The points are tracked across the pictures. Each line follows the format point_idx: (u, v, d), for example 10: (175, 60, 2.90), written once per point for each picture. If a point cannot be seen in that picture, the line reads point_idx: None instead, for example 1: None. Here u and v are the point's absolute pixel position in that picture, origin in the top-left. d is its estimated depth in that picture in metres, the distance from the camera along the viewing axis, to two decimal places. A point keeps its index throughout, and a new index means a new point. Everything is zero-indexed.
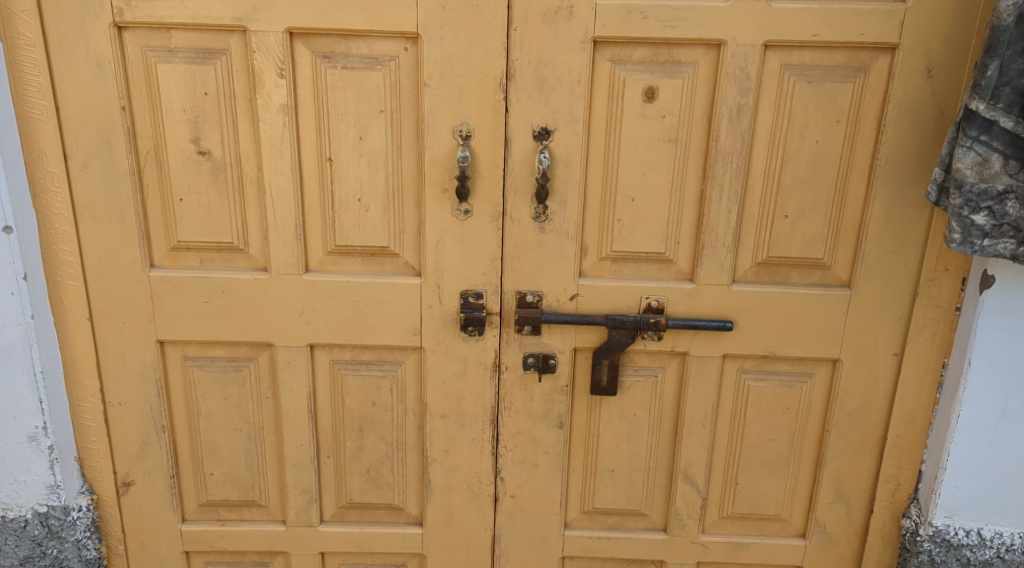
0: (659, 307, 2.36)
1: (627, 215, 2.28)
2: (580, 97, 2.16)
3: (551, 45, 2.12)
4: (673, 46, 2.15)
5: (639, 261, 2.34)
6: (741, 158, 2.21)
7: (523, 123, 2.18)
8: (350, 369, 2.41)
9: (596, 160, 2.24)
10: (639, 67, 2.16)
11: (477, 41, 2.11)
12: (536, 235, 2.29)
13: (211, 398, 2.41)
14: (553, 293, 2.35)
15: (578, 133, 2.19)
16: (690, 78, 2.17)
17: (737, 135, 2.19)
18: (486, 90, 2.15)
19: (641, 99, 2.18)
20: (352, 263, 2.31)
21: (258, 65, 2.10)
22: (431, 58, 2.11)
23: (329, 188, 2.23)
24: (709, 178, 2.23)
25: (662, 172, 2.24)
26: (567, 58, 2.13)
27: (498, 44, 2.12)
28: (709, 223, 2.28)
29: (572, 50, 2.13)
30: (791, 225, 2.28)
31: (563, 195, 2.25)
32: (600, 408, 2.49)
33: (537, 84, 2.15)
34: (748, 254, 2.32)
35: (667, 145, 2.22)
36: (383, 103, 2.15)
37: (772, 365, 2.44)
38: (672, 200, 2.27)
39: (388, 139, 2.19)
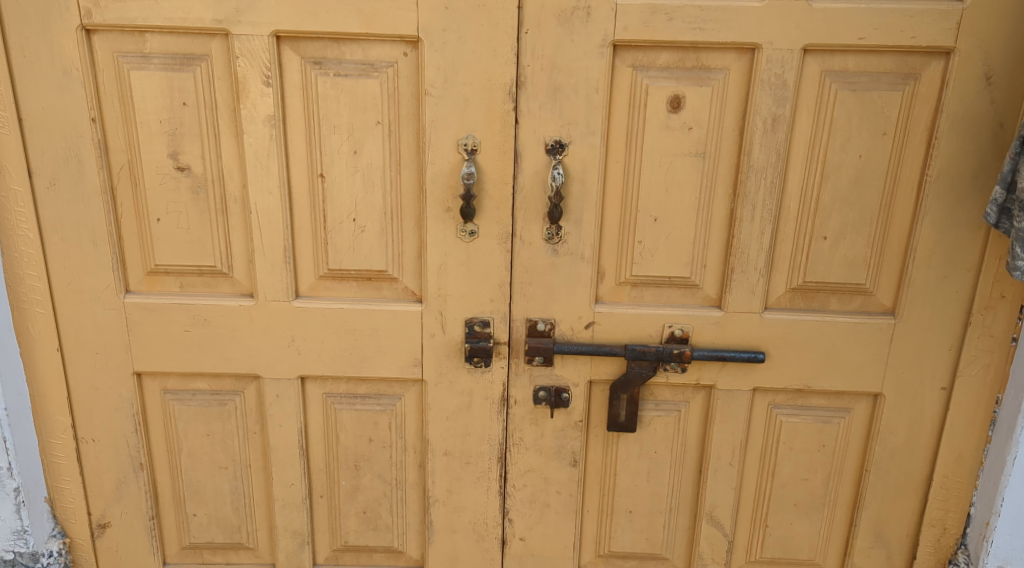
0: (683, 336, 2.16)
1: (649, 236, 2.08)
2: (599, 106, 1.95)
3: (566, 50, 1.92)
4: (702, 50, 1.94)
5: (661, 287, 2.14)
6: (776, 174, 2.00)
7: (535, 135, 1.97)
8: (345, 403, 2.22)
9: (615, 175, 2.03)
10: (664, 74, 1.95)
11: (484, 44, 1.90)
12: (549, 258, 2.09)
13: (193, 434, 2.22)
14: (567, 321, 2.15)
15: (597, 147, 1.98)
16: (720, 86, 1.95)
17: (772, 149, 1.98)
18: (494, 99, 1.94)
19: (666, 109, 1.96)
20: (347, 288, 2.11)
21: (241, 72, 1.90)
22: (434, 64, 1.91)
23: (321, 207, 2.02)
24: (740, 196, 2.02)
25: (689, 190, 2.03)
26: (584, 64, 1.93)
27: (508, 49, 1.91)
28: (739, 245, 2.07)
29: (590, 56, 1.92)
30: (830, 247, 2.07)
31: (578, 215, 2.05)
32: (617, 445, 2.28)
33: (550, 93, 1.94)
34: (782, 278, 2.11)
35: (694, 160, 2.00)
36: (381, 114, 1.95)
37: (806, 399, 2.23)
38: (699, 220, 2.06)
39: (386, 153, 1.98)
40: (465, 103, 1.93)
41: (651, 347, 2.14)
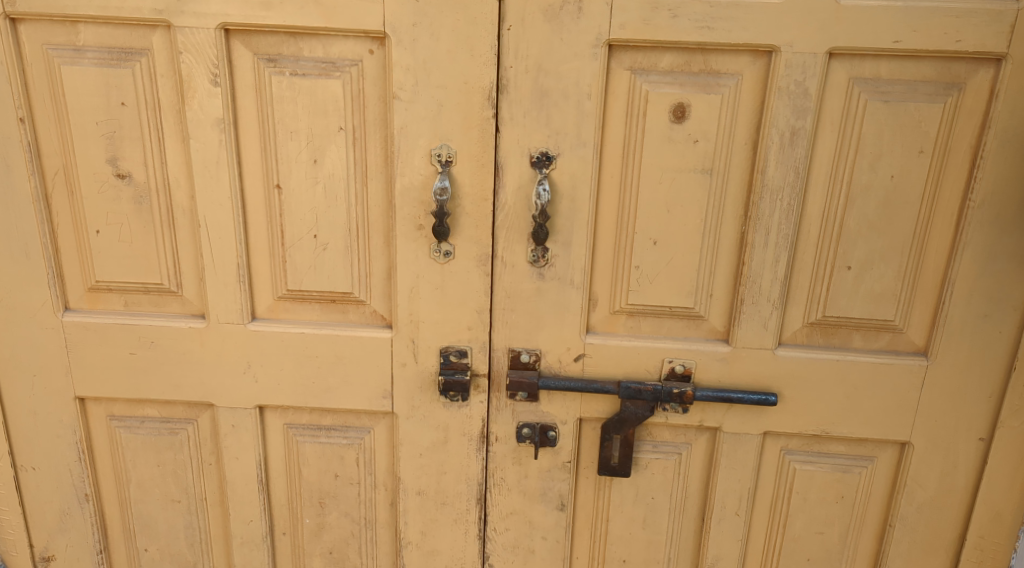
0: (685, 373, 1.91)
1: (647, 260, 1.83)
2: (590, 114, 1.71)
3: (554, 49, 1.68)
4: (711, 52, 1.69)
5: (661, 317, 1.90)
6: (794, 195, 1.75)
7: (517, 145, 1.73)
8: (308, 436, 2.01)
9: (609, 192, 1.79)
10: (667, 78, 1.70)
11: (460, 42, 1.67)
12: (534, 283, 1.86)
13: (142, 464, 2.02)
14: (554, 352, 1.92)
15: (588, 160, 1.74)
16: (731, 93, 1.70)
17: (789, 166, 1.73)
18: (471, 105, 1.70)
19: (668, 118, 1.72)
20: (308, 311, 1.90)
21: (185, 69, 1.68)
22: (403, 64, 1.68)
23: (278, 221, 1.80)
24: (752, 219, 1.77)
25: (694, 210, 1.79)
26: (574, 66, 1.68)
27: (487, 47, 1.67)
28: (750, 274, 1.82)
29: (581, 57, 1.68)
30: (855, 278, 1.81)
31: (567, 235, 1.81)
32: (610, 489, 2.05)
33: (535, 99, 1.70)
34: (798, 311, 1.86)
35: (700, 177, 1.76)
36: (344, 119, 1.72)
37: (824, 446, 1.98)
38: (704, 244, 1.82)
39: (350, 162, 1.76)
40: (438, 109, 1.70)
41: (648, 384, 1.90)
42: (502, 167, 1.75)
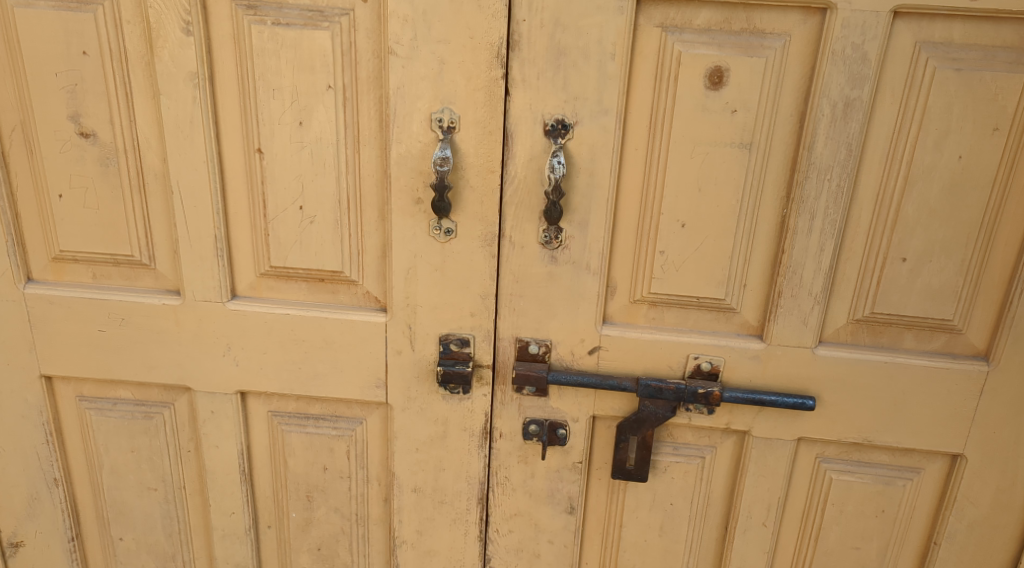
0: (712, 371, 1.71)
1: (674, 244, 1.63)
2: (613, 77, 1.49)
3: (574, 1, 1.46)
4: (755, 8, 1.46)
5: (688, 308, 1.70)
6: (845, 176, 1.52)
7: (530, 111, 1.52)
8: (294, 426, 1.84)
9: (631, 166, 1.58)
10: (704, 38, 1.48)
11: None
12: (545, 266, 1.66)
13: (116, 449, 1.87)
14: (567, 344, 1.73)
15: (609, 130, 1.53)
16: (777, 56, 1.47)
17: (840, 142, 1.50)
18: (477, 63, 1.49)
19: (703, 84, 1.50)
20: (295, 290, 1.71)
21: (153, 16, 1.49)
22: (400, 15, 1.46)
23: (260, 190, 1.61)
24: (795, 201, 1.56)
25: (728, 189, 1.57)
26: (596, 21, 1.47)
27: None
28: (790, 263, 1.61)
29: (604, 11, 1.46)
30: (910, 272, 1.59)
31: (583, 214, 1.61)
32: (625, 492, 1.86)
33: (551, 58, 1.49)
34: (843, 306, 1.65)
35: (737, 152, 1.54)
36: (332, 77, 1.52)
37: (864, 455, 1.78)
38: (739, 228, 1.60)
39: (340, 126, 1.55)
40: (439, 68, 1.49)
41: (671, 382, 1.70)
42: (511, 135, 1.54)
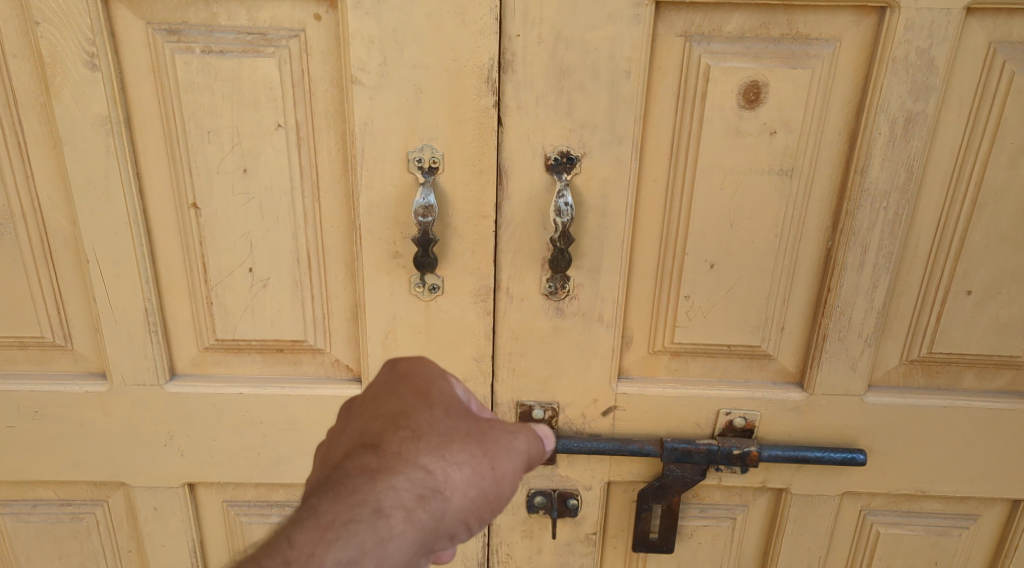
0: (746, 427, 1.48)
1: (701, 288, 1.38)
2: (629, 99, 1.22)
3: (580, 9, 1.18)
4: (798, 10, 1.21)
5: (716, 358, 1.46)
6: (903, 202, 1.29)
7: (528, 144, 1.25)
8: (256, 515, 1.53)
9: (650, 200, 1.32)
10: (737, 48, 1.22)
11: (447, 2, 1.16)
12: (551, 320, 1.40)
13: (40, 556, 1.56)
14: (576, 405, 1.47)
15: (625, 161, 1.27)
16: (824, 66, 1.22)
17: (899, 164, 1.26)
18: (463, 90, 1.20)
19: (738, 103, 1.24)
20: (248, 363, 1.42)
21: (46, 47, 1.18)
22: (364, 36, 1.16)
23: (198, 252, 1.31)
24: (844, 233, 1.32)
25: (766, 223, 1.32)
26: (608, 33, 1.19)
27: (485, 9, 1.16)
28: (838, 303, 1.37)
29: (618, 21, 1.19)
30: (975, 306, 1.37)
31: (594, 258, 1.35)
32: (646, 562, 1.62)
33: (552, 80, 1.21)
34: (895, 347, 1.43)
35: (777, 180, 1.29)
36: (282, 113, 1.21)
37: (915, 503, 1.57)
38: (778, 266, 1.36)
39: (294, 172, 1.25)
40: (416, 97, 1.20)
41: (700, 443, 1.46)
42: (507, 173, 1.26)
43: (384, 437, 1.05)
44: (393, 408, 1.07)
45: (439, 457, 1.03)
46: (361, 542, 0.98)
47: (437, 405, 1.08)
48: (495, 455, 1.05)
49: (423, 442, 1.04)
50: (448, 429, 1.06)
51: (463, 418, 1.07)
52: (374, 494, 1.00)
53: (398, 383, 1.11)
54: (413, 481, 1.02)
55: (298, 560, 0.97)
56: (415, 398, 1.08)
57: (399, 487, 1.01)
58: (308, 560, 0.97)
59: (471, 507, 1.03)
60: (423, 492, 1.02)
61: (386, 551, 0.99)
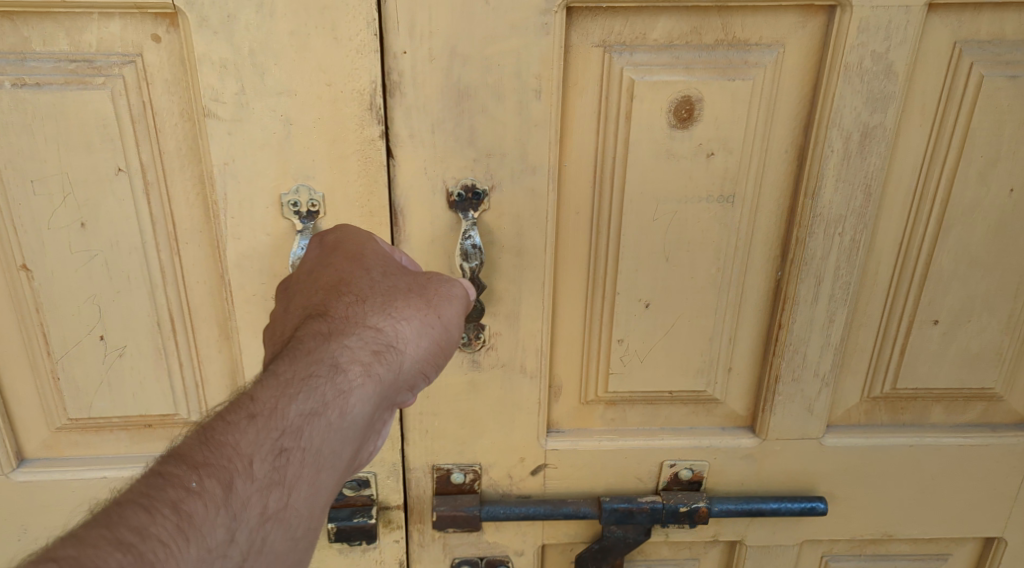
0: (693, 479, 1.32)
1: (637, 330, 1.20)
2: (540, 121, 1.03)
3: (478, 19, 0.98)
4: (733, 10, 1.03)
5: (656, 405, 1.29)
6: (861, 228, 1.12)
7: (425, 179, 1.05)
8: None
9: (573, 235, 1.14)
10: (664, 57, 1.04)
11: (316, 17, 0.94)
12: (467, 374, 1.21)
13: None
14: (502, 466, 1.29)
15: (542, 194, 1.07)
16: (766, 76, 1.05)
17: (855, 185, 1.09)
18: (341, 119, 1.00)
19: (669, 121, 1.06)
20: (113, 442, 1.20)
21: None
22: (215, 60, 0.94)
23: (37, 321, 1.08)
24: (796, 264, 1.15)
25: (706, 256, 1.15)
26: (512, 46, 1.00)
27: (362, 24, 0.95)
28: (790, 340, 1.21)
29: (523, 32, 0.99)
30: (942, 337, 1.22)
31: (511, 303, 1.16)
32: None
33: (449, 103, 1.01)
34: (855, 383, 1.27)
35: (717, 208, 1.11)
36: (122, 155, 0.99)
37: (882, 547, 1.42)
38: (722, 302, 1.19)
39: (144, 223, 1.04)
40: (285, 131, 0.99)
41: (643, 501, 1.29)
42: (403, 215, 1.06)
43: (328, 300, 0.95)
44: (330, 277, 0.96)
45: (386, 312, 0.94)
46: (321, 395, 0.89)
47: (374, 267, 0.98)
48: (442, 307, 0.97)
49: (370, 297, 0.95)
50: (392, 286, 0.97)
51: (401, 277, 0.98)
52: (329, 350, 0.91)
53: (326, 254, 0.99)
54: (364, 344, 0.92)
55: (261, 414, 0.87)
56: (352, 260, 0.97)
57: (352, 347, 0.92)
58: (271, 414, 0.87)
59: (427, 358, 0.94)
60: (377, 348, 0.93)
61: (347, 404, 0.89)
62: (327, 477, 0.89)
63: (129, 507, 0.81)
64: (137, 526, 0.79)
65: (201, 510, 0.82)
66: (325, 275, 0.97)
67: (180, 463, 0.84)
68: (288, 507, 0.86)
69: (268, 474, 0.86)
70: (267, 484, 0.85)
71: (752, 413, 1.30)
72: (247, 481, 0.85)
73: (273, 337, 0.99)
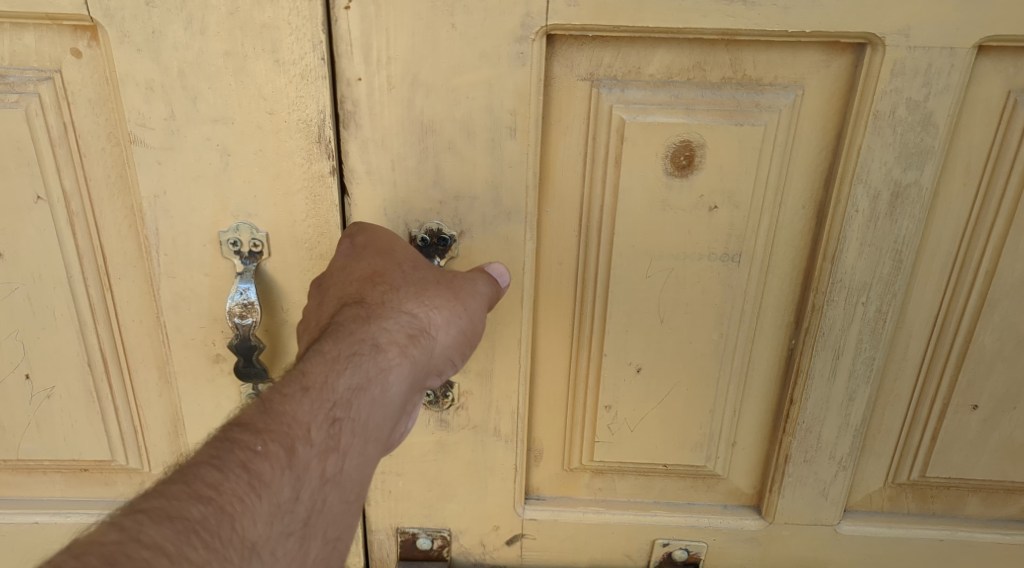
0: (690, 560, 1.17)
1: (627, 397, 1.05)
2: (517, 163, 0.87)
3: (444, 46, 0.83)
4: (744, 45, 0.88)
5: (649, 478, 1.13)
6: (888, 298, 0.96)
7: (382, 221, 0.89)
8: None
9: (555, 288, 1.00)
10: (661, 95, 0.90)
11: (254, 36, 0.81)
12: (433, 433, 1.08)
13: None
14: (473, 534, 1.14)
15: (518, 241, 0.90)
16: (780, 122, 0.90)
17: (882, 250, 0.93)
18: (286, 150, 0.85)
19: (665, 168, 0.92)
20: (46, 483, 1.09)
21: None
22: (140, 80, 0.82)
23: None
24: (811, 335, 0.99)
25: (707, 320, 1.00)
26: (483, 76, 0.84)
27: (306, 46, 0.82)
28: (803, 419, 1.04)
29: (495, 60, 0.84)
30: (981, 424, 1.05)
31: (485, 359, 1.03)
32: None
33: (410, 139, 0.86)
34: (879, 468, 1.10)
35: (720, 267, 0.97)
36: (41, 181, 0.89)
37: None
38: (725, 372, 1.03)
39: (68, 256, 0.93)
40: (223, 163, 0.85)
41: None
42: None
43: (363, 281, 0.83)
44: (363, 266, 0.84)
45: (425, 295, 0.84)
46: (368, 377, 0.79)
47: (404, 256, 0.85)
48: (471, 295, 0.84)
49: (406, 282, 0.84)
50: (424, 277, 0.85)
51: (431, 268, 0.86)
52: (370, 330, 0.81)
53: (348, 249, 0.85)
54: (401, 329, 0.82)
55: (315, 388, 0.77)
56: (381, 247, 0.84)
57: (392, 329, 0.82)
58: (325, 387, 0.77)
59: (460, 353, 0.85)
60: (417, 335, 0.83)
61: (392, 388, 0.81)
62: (374, 451, 0.80)
63: (200, 465, 0.72)
64: (212, 482, 0.71)
65: (270, 470, 0.73)
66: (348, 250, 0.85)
67: (244, 425, 0.74)
68: (344, 474, 0.78)
69: (326, 440, 0.77)
70: (324, 451, 0.76)
71: (759, 493, 1.14)
72: (306, 447, 0.75)
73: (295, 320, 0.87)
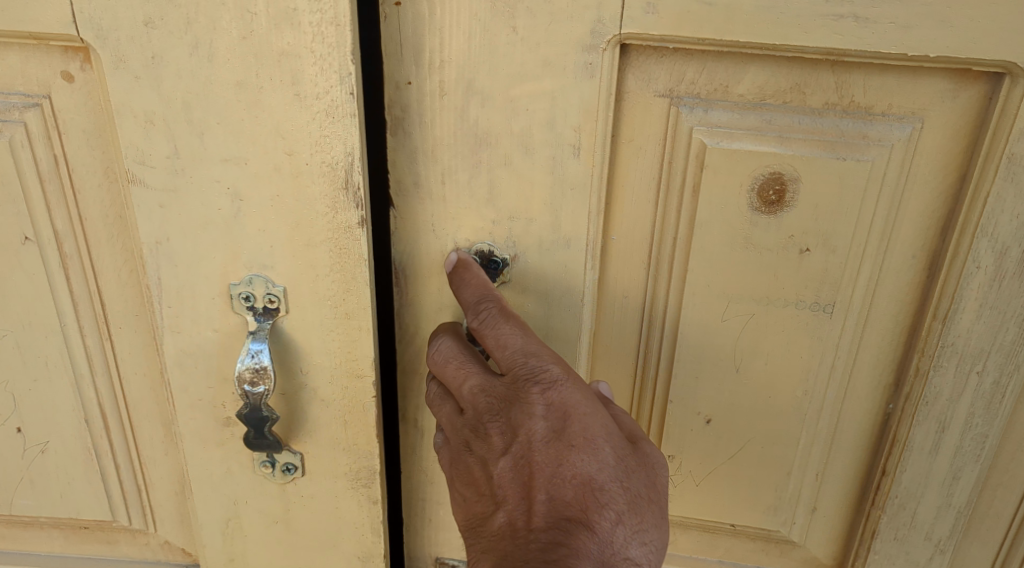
0: None
1: (693, 453, 0.90)
2: (577, 184, 0.76)
3: (503, 51, 0.72)
4: (854, 69, 0.74)
5: (714, 536, 0.96)
6: (1008, 370, 0.81)
7: (429, 239, 0.79)
8: None
9: (617, 333, 0.86)
10: (751, 120, 0.76)
11: (271, 64, 0.63)
12: None
13: None
14: None
15: (577, 272, 0.79)
16: (890, 157, 0.75)
17: (1006, 316, 0.78)
18: (305, 203, 0.68)
19: (752, 202, 0.78)
20: (44, 541, 0.97)
21: None
22: (138, 112, 0.66)
23: None
24: (912, 402, 0.84)
25: (791, 375, 0.85)
26: (544, 87, 0.73)
27: (332, 78, 0.63)
28: (898, 492, 0.88)
29: (559, 71, 0.72)
30: None
31: None
32: None
33: (462, 152, 0.75)
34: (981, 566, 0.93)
35: (808, 317, 0.82)
36: (29, 220, 0.77)
37: None
38: (808, 433, 0.88)
39: (61, 303, 0.82)
40: (234, 209, 0.69)
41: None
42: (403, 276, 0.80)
43: (570, 477, 0.68)
44: (576, 461, 0.68)
45: (630, 520, 0.67)
46: None
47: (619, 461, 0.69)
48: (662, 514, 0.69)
49: (615, 497, 0.68)
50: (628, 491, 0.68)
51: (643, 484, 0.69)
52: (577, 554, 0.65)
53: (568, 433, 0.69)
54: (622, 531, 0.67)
55: None
56: (582, 431, 0.69)
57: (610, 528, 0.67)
58: None
59: None
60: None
61: None
62: None
63: None
64: None
65: None
66: (556, 419, 0.70)
67: None
68: None
69: None
70: None
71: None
72: None
73: (474, 454, 0.73)
